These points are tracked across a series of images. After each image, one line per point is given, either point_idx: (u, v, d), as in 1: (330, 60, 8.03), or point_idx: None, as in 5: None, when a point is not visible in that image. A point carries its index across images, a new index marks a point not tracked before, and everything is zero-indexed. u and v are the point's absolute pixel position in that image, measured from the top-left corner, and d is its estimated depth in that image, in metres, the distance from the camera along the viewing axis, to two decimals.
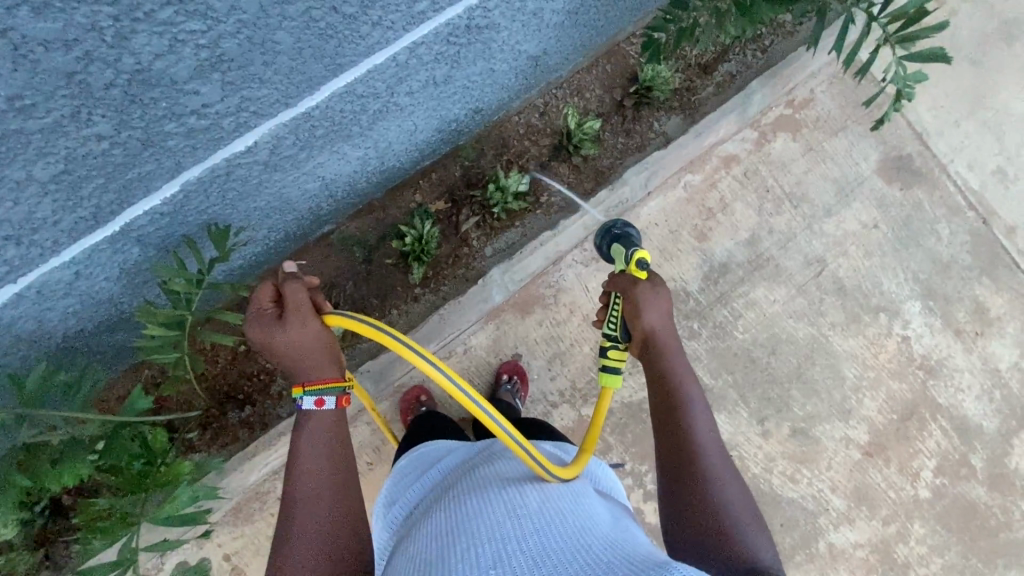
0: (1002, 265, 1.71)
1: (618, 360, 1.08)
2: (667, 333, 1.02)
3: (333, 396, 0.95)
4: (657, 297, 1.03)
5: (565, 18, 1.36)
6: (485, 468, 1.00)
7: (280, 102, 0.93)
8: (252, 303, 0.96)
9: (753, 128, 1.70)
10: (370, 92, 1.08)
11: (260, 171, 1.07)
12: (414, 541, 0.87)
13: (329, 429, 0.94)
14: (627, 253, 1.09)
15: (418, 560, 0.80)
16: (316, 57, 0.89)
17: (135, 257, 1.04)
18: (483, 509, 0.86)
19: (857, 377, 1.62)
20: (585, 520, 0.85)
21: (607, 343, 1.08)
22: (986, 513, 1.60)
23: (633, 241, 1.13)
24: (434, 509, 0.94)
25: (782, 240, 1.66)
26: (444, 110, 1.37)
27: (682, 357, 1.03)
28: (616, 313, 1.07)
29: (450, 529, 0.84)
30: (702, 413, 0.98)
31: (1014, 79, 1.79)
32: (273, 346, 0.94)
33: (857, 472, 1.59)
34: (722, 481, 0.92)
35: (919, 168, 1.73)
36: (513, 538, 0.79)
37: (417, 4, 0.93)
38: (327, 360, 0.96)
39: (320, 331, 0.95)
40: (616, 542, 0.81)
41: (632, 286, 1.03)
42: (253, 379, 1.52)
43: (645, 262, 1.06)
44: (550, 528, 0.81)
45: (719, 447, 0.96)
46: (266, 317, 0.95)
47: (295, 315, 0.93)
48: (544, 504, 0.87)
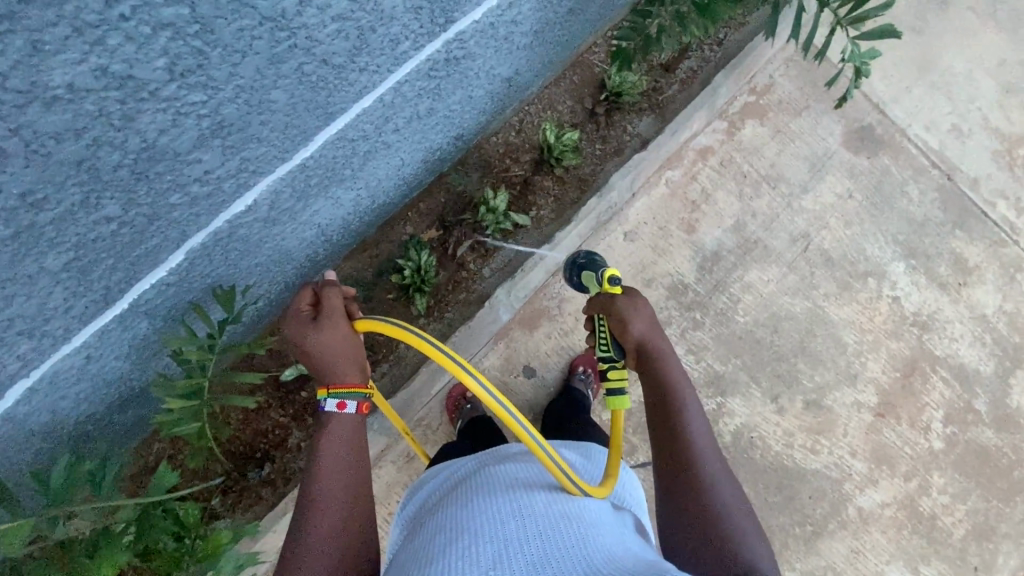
0: (972, 216, 1.80)
1: (618, 380, 1.03)
2: (659, 342, 1.04)
3: (354, 400, 0.96)
4: (639, 307, 1.04)
5: (534, 38, 1.38)
6: (495, 469, 1.05)
7: (278, 158, 0.93)
8: (290, 306, 1.03)
9: (722, 119, 1.76)
10: (360, 135, 1.09)
11: (260, 228, 1.07)
12: (422, 536, 0.95)
13: (347, 435, 0.95)
14: (599, 273, 1.11)
15: (424, 554, 0.88)
16: (309, 108, 0.89)
17: (144, 331, 1.02)
18: (488, 509, 0.92)
19: (858, 342, 1.68)
20: (587, 527, 0.89)
21: (604, 366, 1.06)
22: (998, 454, 1.66)
23: (600, 263, 1.16)
24: (444, 505, 1.01)
25: (766, 221, 1.72)
26: (429, 141, 1.38)
27: (678, 363, 1.05)
28: (604, 333, 1.08)
29: (455, 529, 0.91)
30: (698, 419, 1.02)
31: (953, 41, 1.90)
32: (306, 345, 0.98)
33: (872, 434, 1.63)
34: (717, 485, 0.96)
35: (881, 136, 1.82)
36: (514, 541, 0.85)
37: (400, 44, 0.95)
38: (353, 364, 0.98)
39: (349, 334, 0.99)
40: (615, 550, 0.85)
41: (612, 302, 1.04)
42: (269, 435, 1.51)
43: (617, 279, 1.09)
44: (552, 532, 0.86)
45: (715, 452, 1.00)
46: (302, 317, 1.00)
47: (328, 318, 0.99)
48: (550, 505, 0.92)
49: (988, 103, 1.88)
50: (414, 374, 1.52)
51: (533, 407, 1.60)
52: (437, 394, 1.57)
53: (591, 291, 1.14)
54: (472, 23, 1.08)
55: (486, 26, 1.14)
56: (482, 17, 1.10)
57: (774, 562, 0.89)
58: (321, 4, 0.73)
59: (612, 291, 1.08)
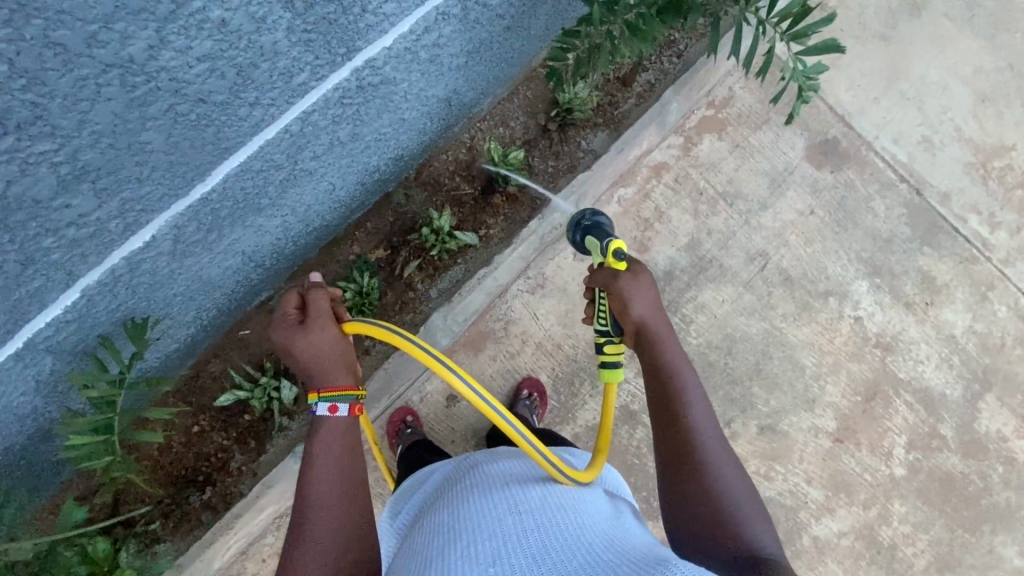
0: (941, 232, 1.73)
1: (615, 354, 1.09)
2: (659, 323, 1.03)
3: (346, 403, 0.98)
4: (639, 287, 1.02)
5: (466, 59, 1.35)
6: (489, 467, 1.05)
7: (171, 194, 0.92)
8: (276, 309, 1.03)
9: (678, 134, 1.71)
10: (270, 165, 1.07)
11: (167, 261, 1.05)
12: (422, 533, 0.94)
13: (340, 435, 0.97)
14: (603, 245, 1.07)
15: (423, 554, 0.87)
16: (198, 144, 0.88)
17: (45, 371, 1.02)
18: (484, 505, 0.92)
19: (816, 365, 1.62)
20: (584, 518, 0.90)
21: (601, 339, 1.09)
22: (964, 482, 1.60)
23: (606, 231, 1.10)
24: (439, 505, 1.00)
25: (722, 239, 1.67)
26: (362, 163, 1.36)
27: (677, 346, 1.03)
28: (604, 308, 1.09)
29: (455, 527, 0.89)
30: (699, 406, 0.99)
31: (925, 49, 1.83)
32: (293, 348, 0.99)
33: (830, 460, 1.58)
34: (722, 473, 0.94)
35: (846, 149, 1.76)
36: (511, 535, 0.84)
37: (296, 76, 0.93)
38: (340, 369, 1.00)
39: (338, 337, 1.01)
40: (614, 539, 0.86)
41: (614, 280, 1.03)
42: (211, 459, 1.49)
43: (622, 253, 1.05)
44: (550, 524, 0.86)
45: (718, 439, 0.97)
46: (289, 321, 1.01)
47: (316, 320, 1.01)
48: (545, 499, 0.93)
49: (961, 113, 1.81)
50: None
51: (479, 431, 1.58)
52: (379, 418, 1.55)
53: (591, 259, 1.10)
54: (383, 50, 1.06)
55: (402, 51, 1.11)
56: (394, 43, 1.07)
57: (780, 548, 0.87)
58: (180, 46, 0.72)
59: (617, 266, 1.06)
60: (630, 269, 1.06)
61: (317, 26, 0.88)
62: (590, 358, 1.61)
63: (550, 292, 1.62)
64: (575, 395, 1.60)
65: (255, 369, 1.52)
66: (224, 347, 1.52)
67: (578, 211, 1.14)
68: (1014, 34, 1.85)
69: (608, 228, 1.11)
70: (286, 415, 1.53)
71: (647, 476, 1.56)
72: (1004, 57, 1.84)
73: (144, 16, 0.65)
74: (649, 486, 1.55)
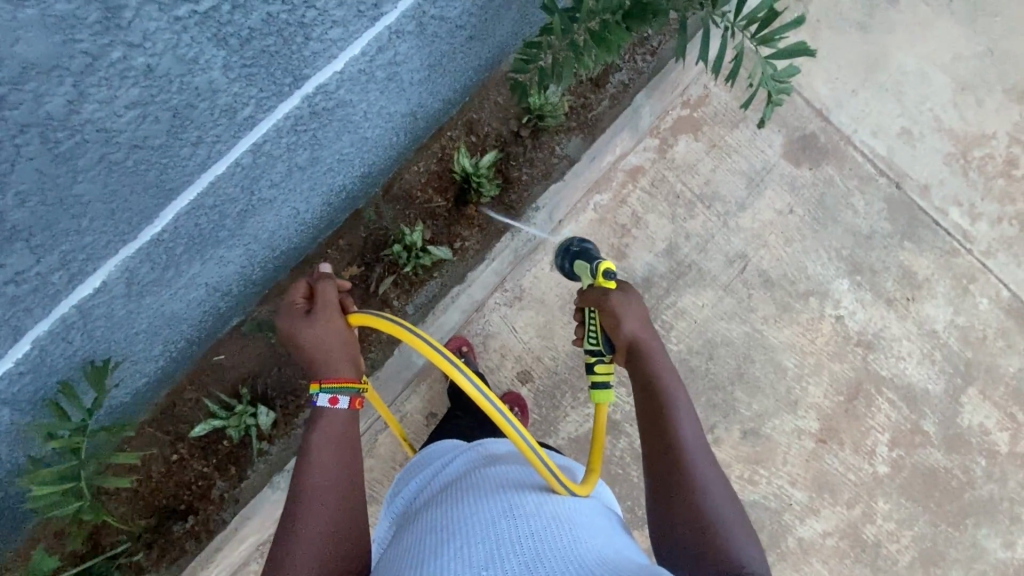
0: (922, 226, 1.71)
1: (605, 373, 1.11)
2: (649, 341, 1.07)
3: (348, 395, 1.02)
4: (630, 305, 1.08)
5: (428, 73, 1.30)
6: (486, 468, 1.04)
7: (116, 240, 0.89)
8: (285, 299, 1.10)
9: (653, 136, 1.68)
10: (224, 199, 1.04)
11: (125, 303, 1.03)
12: (412, 534, 0.94)
13: (341, 426, 1.00)
14: (595, 267, 1.17)
15: (415, 552, 0.87)
16: (139, 188, 0.84)
17: (5, 422, 1.00)
18: (478, 506, 0.92)
19: (798, 366, 1.61)
20: (579, 528, 0.89)
21: (592, 359, 1.12)
22: (947, 477, 1.60)
23: (592, 253, 1.27)
24: (435, 503, 1.00)
25: (700, 243, 1.65)
26: (326, 185, 1.32)
27: (667, 363, 1.07)
28: (595, 328, 1.13)
29: (447, 529, 0.89)
30: (687, 415, 1.01)
31: (904, 37, 1.79)
32: (299, 338, 1.05)
33: (813, 461, 1.58)
34: (709, 486, 0.93)
35: (825, 145, 1.72)
36: (505, 541, 0.84)
37: (240, 111, 0.89)
38: (346, 361, 1.04)
39: (342, 328, 1.07)
40: (608, 553, 0.85)
41: (605, 298, 1.09)
42: (192, 487, 1.47)
43: (611, 272, 1.15)
44: (544, 533, 0.86)
45: (703, 447, 0.98)
46: (296, 310, 1.09)
47: (322, 311, 1.07)
48: (541, 505, 0.91)
49: (941, 102, 1.77)
50: None
51: None
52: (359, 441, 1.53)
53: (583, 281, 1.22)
54: (335, 75, 1.01)
55: (356, 73, 1.07)
56: (346, 67, 1.02)
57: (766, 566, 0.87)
58: (102, 97, 0.68)
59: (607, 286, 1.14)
60: (619, 289, 1.13)
61: (257, 60, 0.84)
62: (571, 370, 1.59)
63: (527, 304, 1.60)
64: (557, 408, 1.58)
65: (232, 396, 1.50)
66: (200, 373, 1.50)
67: (569, 239, 1.36)
68: (995, 18, 1.81)
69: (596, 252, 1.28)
70: (265, 440, 1.51)
71: (631, 486, 1.56)
72: (984, 42, 1.80)
73: (56, 73, 0.62)
74: (633, 496, 1.55)
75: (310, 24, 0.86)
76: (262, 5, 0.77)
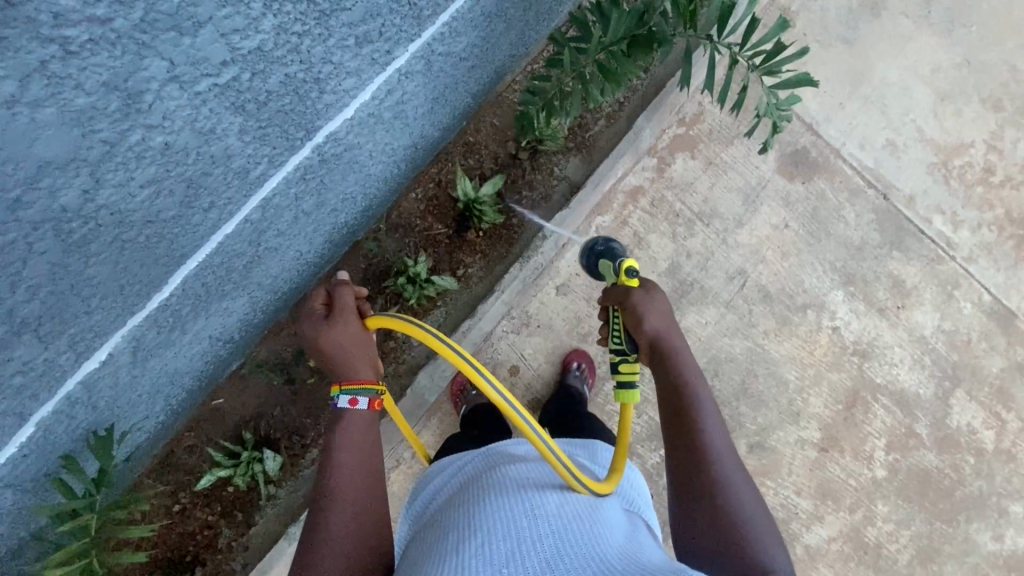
0: (909, 235, 1.77)
1: (630, 373, 1.02)
2: (675, 337, 1.03)
3: (367, 397, 0.97)
4: (653, 301, 1.03)
5: (430, 106, 1.26)
6: (507, 465, 1.01)
7: (124, 314, 0.84)
8: (304, 303, 1.06)
9: (651, 155, 1.68)
10: (232, 254, 0.99)
11: (129, 370, 0.97)
12: (434, 534, 0.92)
13: (363, 428, 0.96)
14: (618, 265, 1.14)
15: (437, 549, 0.84)
16: (150, 260, 0.79)
17: (7, 505, 0.94)
18: (501, 506, 0.89)
19: (799, 378, 1.66)
20: (601, 527, 0.87)
21: (617, 359, 1.05)
22: (940, 476, 1.68)
23: (617, 256, 1.23)
24: (454, 504, 0.97)
25: (701, 261, 1.66)
26: (329, 225, 1.26)
27: (692, 359, 1.03)
28: (617, 327, 1.07)
29: (469, 528, 0.86)
30: (712, 413, 0.98)
31: (886, 50, 1.84)
32: (318, 342, 1.01)
33: (816, 470, 1.63)
34: (733, 484, 0.92)
35: (816, 158, 1.76)
36: (528, 539, 0.82)
37: (253, 170, 0.85)
38: (366, 363, 1.00)
39: (360, 334, 1.02)
40: (629, 550, 0.83)
41: (628, 295, 1.04)
42: (198, 537, 1.42)
43: (634, 271, 1.10)
44: (567, 530, 0.83)
45: (728, 446, 0.96)
46: (315, 316, 1.03)
47: (340, 317, 1.02)
48: (561, 504, 0.90)
49: (922, 113, 1.83)
50: None
51: None
52: None
53: (607, 281, 1.18)
54: (345, 122, 0.97)
55: (364, 118, 1.03)
56: (356, 113, 0.98)
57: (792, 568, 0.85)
58: (119, 180, 0.64)
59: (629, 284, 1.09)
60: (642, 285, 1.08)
61: (272, 120, 0.79)
62: None
63: (535, 330, 1.59)
64: None
65: (235, 441, 1.44)
66: (200, 419, 1.45)
67: (593, 238, 1.36)
68: (969, 28, 1.87)
69: (619, 254, 1.26)
70: (273, 484, 1.46)
71: None
72: (960, 53, 1.86)
73: (73, 166, 0.58)
74: None
75: (325, 78, 0.82)
76: (281, 68, 0.73)
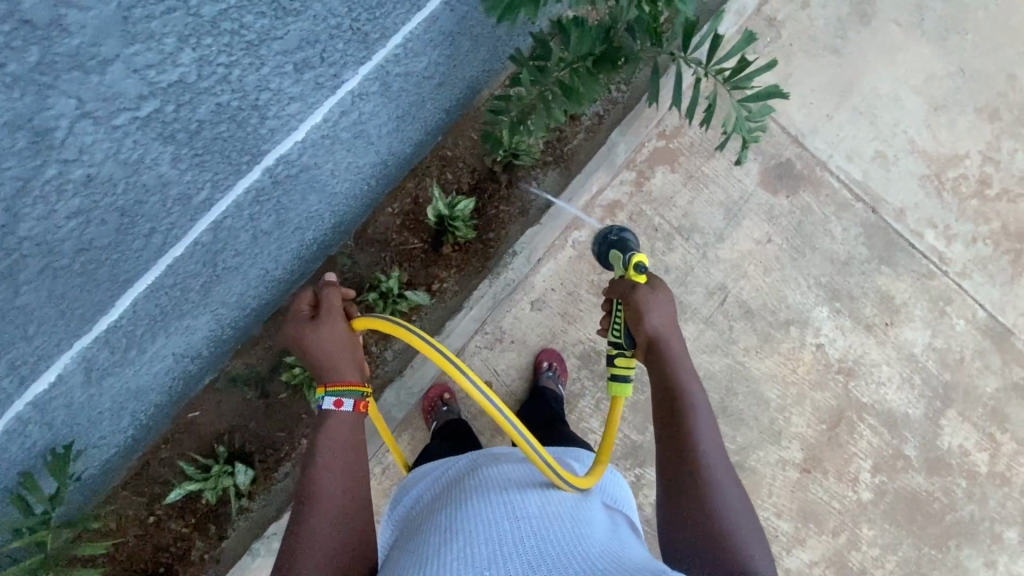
0: (899, 250, 1.72)
1: (626, 367, 1.04)
2: (672, 336, 0.99)
3: (352, 398, 0.96)
4: (657, 298, 1.01)
5: (395, 125, 1.27)
6: (492, 469, 1.01)
7: (70, 337, 0.86)
8: (290, 307, 1.05)
9: (630, 169, 1.66)
10: (185, 276, 0.99)
11: (84, 390, 0.99)
12: (417, 536, 0.90)
13: (349, 428, 0.94)
14: (627, 258, 1.12)
15: (416, 552, 0.84)
16: (88, 286, 0.81)
17: None
18: (485, 509, 0.88)
19: (780, 397, 1.62)
20: (583, 526, 0.86)
21: (613, 351, 1.06)
22: (929, 500, 1.62)
23: (629, 248, 1.18)
24: (438, 506, 0.97)
25: (680, 277, 1.64)
26: (295, 243, 1.27)
27: (687, 361, 0.99)
28: (619, 320, 1.07)
29: (452, 529, 0.86)
30: (704, 415, 0.94)
31: (877, 59, 1.79)
32: (303, 344, 0.99)
33: (798, 491, 1.59)
34: (720, 488, 0.88)
35: (801, 171, 1.72)
36: (510, 541, 0.81)
37: (196, 196, 0.86)
38: (351, 364, 0.99)
39: (346, 334, 1.01)
40: (610, 547, 0.82)
41: (632, 290, 1.03)
42: (171, 549, 1.43)
43: (643, 266, 1.09)
44: (549, 531, 0.83)
45: (718, 448, 0.92)
46: (301, 317, 1.02)
47: (327, 316, 1.01)
48: (544, 505, 0.89)
49: (914, 124, 1.78)
50: None
51: None
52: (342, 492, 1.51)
53: (614, 272, 1.15)
54: (295, 146, 0.97)
55: (319, 139, 1.03)
56: (307, 135, 0.98)
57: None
58: (40, 214, 0.65)
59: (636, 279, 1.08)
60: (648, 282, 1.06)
61: (208, 147, 0.80)
62: None
63: (509, 346, 1.59)
64: None
65: (208, 454, 1.45)
66: (174, 432, 1.46)
67: (610, 226, 1.34)
68: (965, 36, 1.81)
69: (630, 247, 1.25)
70: (245, 497, 1.47)
71: None
72: (955, 61, 1.81)
73: None
74: None
75: (264, 105, 0.83)
76: (210, 98, 0.73)
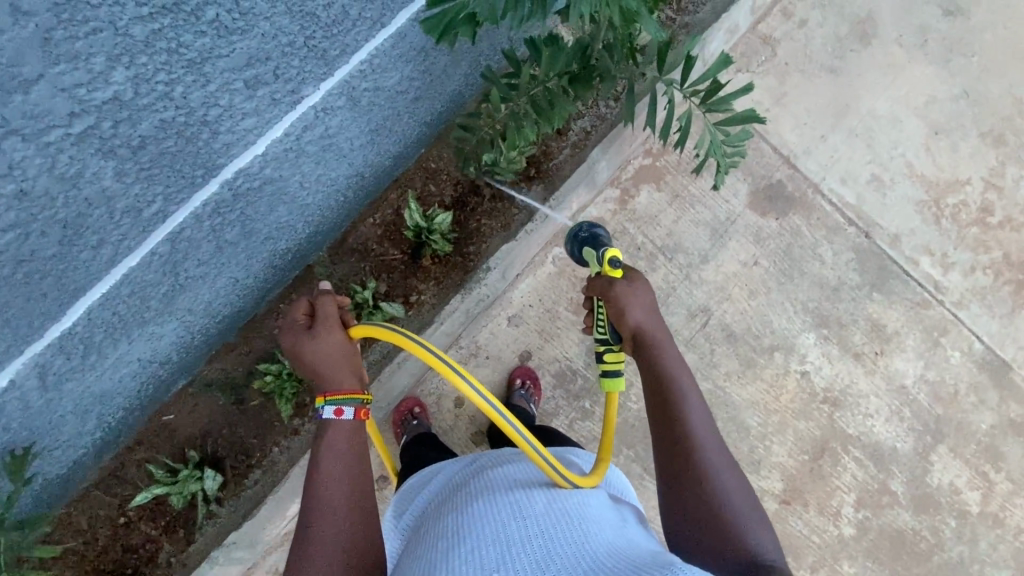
0: (892, 277, 1.66)
1: (616, 362, 0.99)
2: (657, 329, 0.95)
3: (352, 406, 0.92)
4: (636, 293, 0.96)
5: (371, 137, 1.23)
6: (495, 470, 0.98)
7: (18, 344, 0.90)
8: (286, 316, 1.00)
9: (614, 187, 1.65)
10: (144, 285, 1.01)
11: (41, 394, 1.02)
12: (424, 541, 0.87)
13: (349, 436, 0.91)
14: (599, 254, 1.03)
15: (424, 558, 0.81)
16: (34, 295, 0.85)
17: None
18: (490, 510, 0.85)
19: (761, 425, 1.58)
20: (590, 523, 0.82)
21: (601, 347, 1.00)
22: (915, 538, 1.56)
23: (603, 240, 1.08)
24: (443, 509, 0.93)
25: (662, 297, 1.61)
26: (268, 252, 1.23)
27: (676, 353, 0.95)
28: (602, 316, 1.00)
29: (459, 533, 0.83)
30: (697, 405, 0.91)
31: (877, 80, 1.74)
32: (302, 354, 0.96)
33: (777, 523, 1.54)
34: (722, 480, 0.85)
35: (792, 193, 1.68)
36: (516, 541, 0.78)
37: (146, 208, 0.88)
38: (350, 371, 0.95)
39: (345, 343, 0.97)
40: (619, 545, 0.79)
41: (610, 287, 0.96)
42: (139, 550, 1.44)
43: (618, 260, 1.00)
44: (556, 530, 0.79)
45: (715, 437, 0.89)
46: (297, 326, 0.98)
47: (324, 325, 0.97)
48: (550, 503, 0.86)
49: (912, 147, 1.72)
50: (286, 477, 1.51)
51: None
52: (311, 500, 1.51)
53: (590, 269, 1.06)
54: (256, 160, 0.98)
55: (282, 153, 1.03)
56: (268, 149, 0.98)
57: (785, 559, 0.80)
58: None
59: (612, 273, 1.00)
60: (624, 276, 0.99)
61: (157, 161, 0.84)
62: None
63: (485, 360, 1.60)
64: None
65: (180, 458, 1.45)
66: (147, 434, 1.46)
67: (578, 224, 1.13)
68: (971, 58, 1.76)
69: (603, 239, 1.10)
70: (215, 502, 1.47)
71: None
72: (959, 84, 1.75)
73: None
74: None
75: (214, 121, 0.86)
76: (152, 114, 0.78)
